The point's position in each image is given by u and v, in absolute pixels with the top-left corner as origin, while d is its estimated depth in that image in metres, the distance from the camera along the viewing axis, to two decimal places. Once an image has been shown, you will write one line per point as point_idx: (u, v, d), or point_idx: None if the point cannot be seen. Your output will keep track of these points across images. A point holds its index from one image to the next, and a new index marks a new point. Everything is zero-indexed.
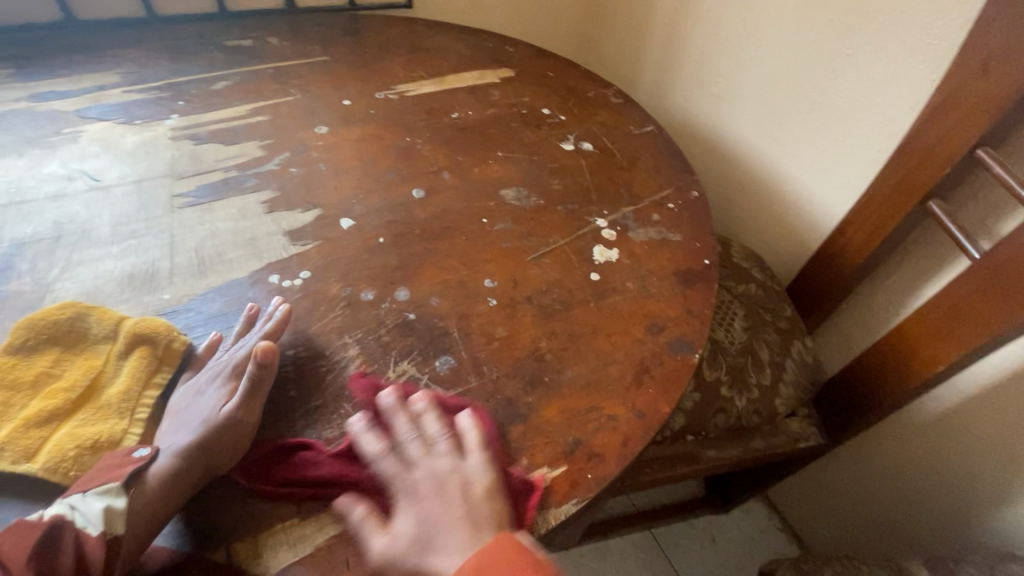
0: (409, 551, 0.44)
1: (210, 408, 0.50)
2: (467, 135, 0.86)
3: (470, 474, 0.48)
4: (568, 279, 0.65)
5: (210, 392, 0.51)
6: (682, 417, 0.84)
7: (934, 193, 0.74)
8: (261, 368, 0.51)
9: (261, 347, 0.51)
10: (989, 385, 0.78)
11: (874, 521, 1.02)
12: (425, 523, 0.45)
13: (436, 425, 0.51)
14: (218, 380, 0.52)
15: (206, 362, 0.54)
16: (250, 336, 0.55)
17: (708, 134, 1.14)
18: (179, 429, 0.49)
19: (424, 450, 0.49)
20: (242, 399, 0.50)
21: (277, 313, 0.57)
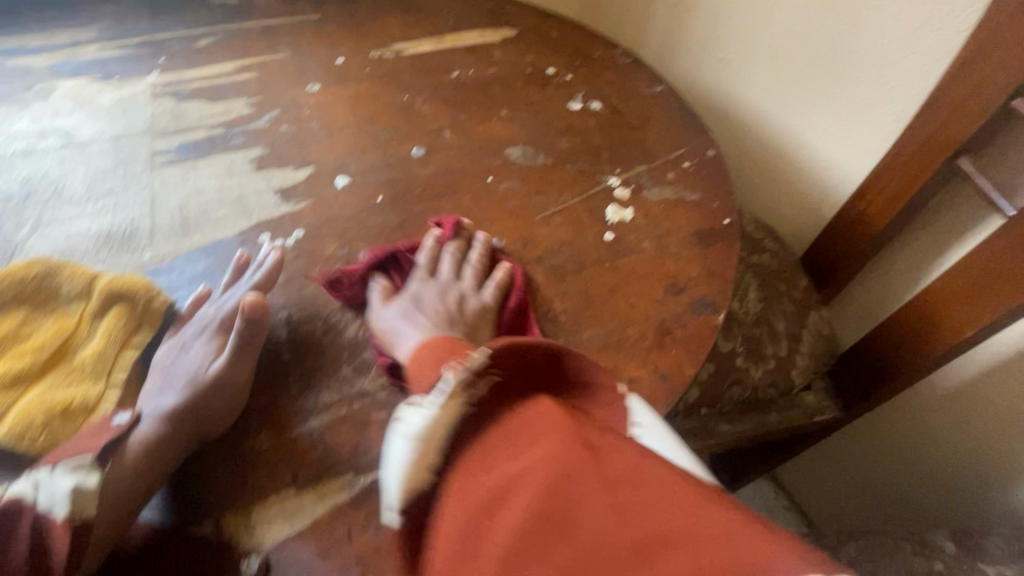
0: (388, 315, 0.52)
1: (198, 366, 0.48)
2: (469, 94, 0.81)
3: (472, 297, 0.55)
4: (580, 238, 0.61)
5: (197, 349, 0.50)
6: (697, 390, 0.80)
7: (964, 149, 0.70)
8: (251, 323, 0.48)
9: (249, 301, 0.48)
10: (1012, 355, 0.75)
11: (889, 498, 1.00)
12: (411, 309, 0.53)
13: (476, 265, 0.58)
14: (203, 336, 0.50)
15: (192, 317, 0.51)
16: (235, 288, 0.52)
17: (716, 100, 1.09)
18: (167, 390, 0.47)
19: (451, 274, 0.57)
20: (229, 359, 0.47)
21: (267, 263, 0.53)
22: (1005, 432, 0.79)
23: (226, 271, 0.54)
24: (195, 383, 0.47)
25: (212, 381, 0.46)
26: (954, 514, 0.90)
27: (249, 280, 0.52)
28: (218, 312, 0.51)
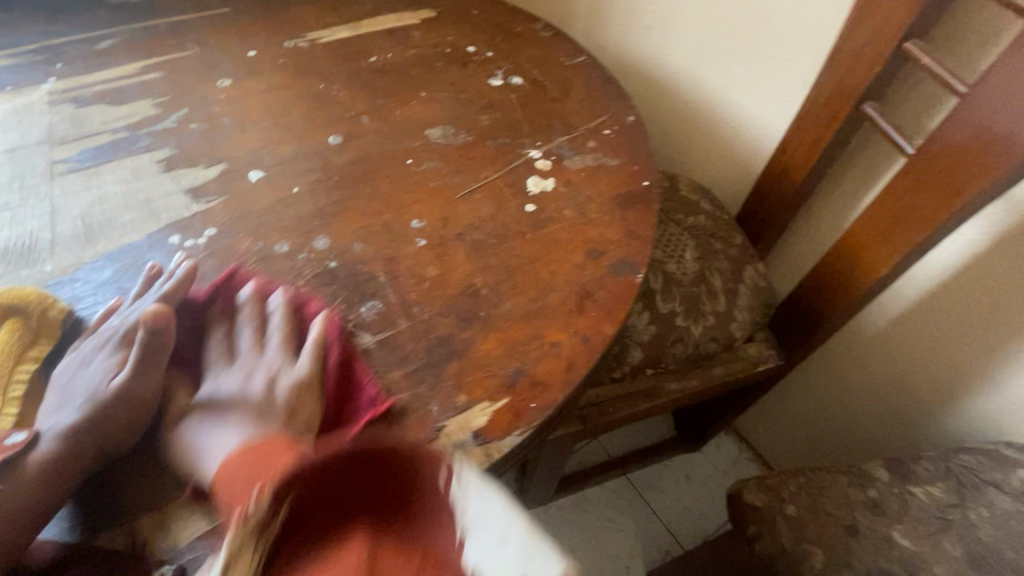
0: (203, 414, 0.45)
1: (100, 378, 0.45)
2: (388, 79, 0.80)
3: (292, 371, 0.47)
4: (501, 212, 0.61)
5: (98, 360, 0.46)
6: (640, 352, 0.82)
7: (868, 95, 0.72)
8: (153, 336, 0.45)
9: (150, 312, 0.45)
10: (928, 289, 0.83)
11: (836, 432, 1.09)
12: (226, 395, 0.46)
13: (283, 319, 0.50)
14: (107, 347, 0.47)
15: (96, 330, 0.48)
16: (146, 296, 0.49)
17: (642, 66, 1.10)
18: (66, 405, 0.44)
19: (263, 340, 0.49)
20: (134, 370, 0.45)
21: (177, 274, 0.51)
22: (931, 352, 0.87)
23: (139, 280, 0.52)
24: (96, 396, 0.44)
25: (118, 391, 0.44)
26: (894, 435, 0.98)
27: (158, 289, 0.50)
28: (125, 320, 0.48)
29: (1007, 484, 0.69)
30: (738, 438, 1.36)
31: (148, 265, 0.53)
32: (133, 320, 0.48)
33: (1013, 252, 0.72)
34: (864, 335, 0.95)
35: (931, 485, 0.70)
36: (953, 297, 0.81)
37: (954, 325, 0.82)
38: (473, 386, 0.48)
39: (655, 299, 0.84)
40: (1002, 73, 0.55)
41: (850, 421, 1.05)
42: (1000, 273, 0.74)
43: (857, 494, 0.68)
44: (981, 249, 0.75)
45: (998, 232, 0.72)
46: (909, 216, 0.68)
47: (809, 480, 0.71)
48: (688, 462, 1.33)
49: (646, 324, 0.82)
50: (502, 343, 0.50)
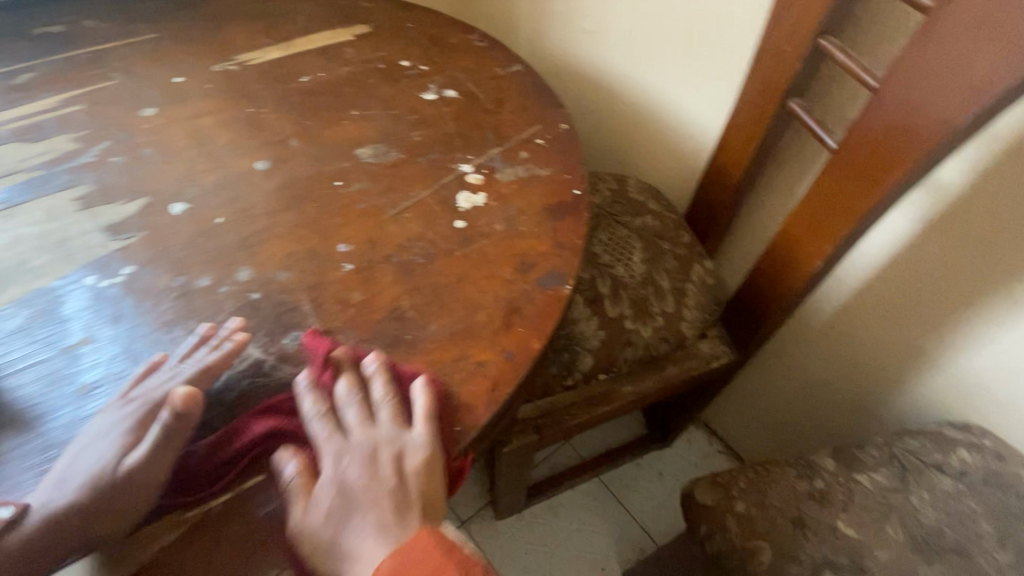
0: (326, 521, 0.41)
1: (103, 461, 0.41)
2: (319, 99, 0.79)
3: (409, 447, 0.45)
4: (431, 230, 0.61)
5: (109, 440, 0.42)
6: (591, 357, 0.82)
7: (793, 92, 0.74)
8: (177, 420, 0.42)
9: (179, 395, 0.42)
10: (869, 277, 0.85)
11: (798, 421, 1.10)
12: (347, 492, 0.42)
13: (383, 390, 0.47)
14: (125, 425, 0.43)
15: (129, 392, 0.45)
16: (190, 362, 0.47)
17: (584, 70, 1.11)
18: (59, 485, 0.40)
19: (362, 417, 0.46)
20: (145, 454, 0.41)
21: (225, 346, 0.48)
22: (873, 337, 0.89)
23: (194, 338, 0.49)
24: (95, 482, 0.40)
25: (123, 478, 0.40)
26: (845, 419, 1.01)
27: (197, 360, 0.47)
28: (156, 392, 0.45)
29: (947, 466, 0.71)
30: (707, 431, 1.38)
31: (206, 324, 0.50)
32: (164, 392, 0.45)
33: (940, 238, 0.74)
34: (812, 322, 0.97)
35: (876, 471, 0.71)
36: (893, 283, 0.83)
37: (898, 310, 0.84)
38: (395, 413, 0.48)
39: (603, 304, 0.85)
40: (905, 70, 0.56)
41: (810, 409, 1.06)
42: (930, 259, 0.77)
43: (804, 486, 0.70)
44: (912, 236, 0.77)
45: (925, 219, 0.75)
46: (835, 209, 0.69)
47: (758, 475, 0.72)
48: (660, 459, 1.34)
49: (595, 330, 0.83)
50: (427, 366, 0.50)
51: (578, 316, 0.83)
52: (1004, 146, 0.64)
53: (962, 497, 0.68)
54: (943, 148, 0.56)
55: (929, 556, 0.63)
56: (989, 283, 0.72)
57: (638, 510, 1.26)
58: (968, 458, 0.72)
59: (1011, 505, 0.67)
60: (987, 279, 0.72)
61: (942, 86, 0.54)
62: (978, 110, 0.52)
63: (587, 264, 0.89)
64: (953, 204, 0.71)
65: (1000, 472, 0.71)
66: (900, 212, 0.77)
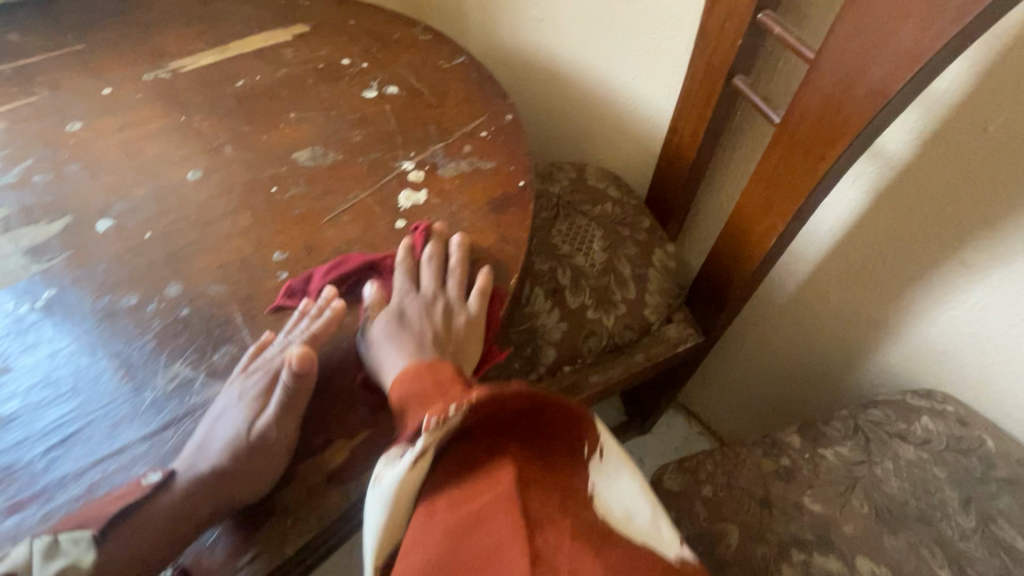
0: (378, 334, 0.51)
1: (237, 426, 0.46)
2: (255, 103, 0.76)
3: (458, 309, 0.55)
4: (370, 232, 0.59)
5: (236, 405, 0.47)
6: (554, 350, 0.81)
7: (736, 69, 0.73)
8: (297, 379, 0.46)
9: (295, 357, 0.46)
10: (828, 250, 0.85)
11: (773, 399, 1.10)
12: (401, 323, 0.52)
13: (456, 260, 0.57)
14: (246, 392, 0.47)
15: (250, 363, 0.49)
16: (296, 334, 0.50)
17: (538, 59, 1.09)
18: (200, 447, 0.45)
19: (434, 278, 0.56)
20: (275, 414, 0.46)
21: (326, 312, 0.51)
22: (833, 309, 0.90)
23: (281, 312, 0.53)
24: (234, 444, 0.45)
25: (257, 438, 0.46)
26: (814, 392, 1.01)
27: (306, 328, 0.51)
28: (272, 359, 0.49)
29: (911, 434, 0.71)
30: (686, 413, 1.38)
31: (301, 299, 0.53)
32: (280, 359, 0.49)
33: (890, 207, 0.74)
34: (776, 297, 0.98)
35: (840, 445, 0.71)
36: (852, 254, 0.82)
37: (859, 281, 0.84)
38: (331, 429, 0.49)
39: (564, 296, 0.83)
40: (837, 41, 0.55)
41: (782, 386, 1.06)
42: (882, 228, 0.77)
43: (770, 465, 0.69)
44: (863, 206, 0.77)
45: (875, 188, 0.75)
46: (783, 186, 0.68)
47: (724, 457, 0.71)
48: (641, 446, 1.34)
49: (557, 322, 0.82)
50: None
51: (539, 309, 0.82)
52: (943, 111, 0.63)
53: (926, 465, 0.68)
54: (880, 117, 0.55)
55: (893, 527, 0.63)
56: (938, 250, 0.72)
57: None
58: (931, 425, 0.72)
59: (973, 470, 0.67)
60: (936, 245, 0.72)
61: (873, 55, 0.53)
62: (910, 77, 0.51)
63: (546, 256, 0.87)
64: (900, 172, 0.71)
65: (963, 437, 0.71)
66: (850, 183, 0.77)
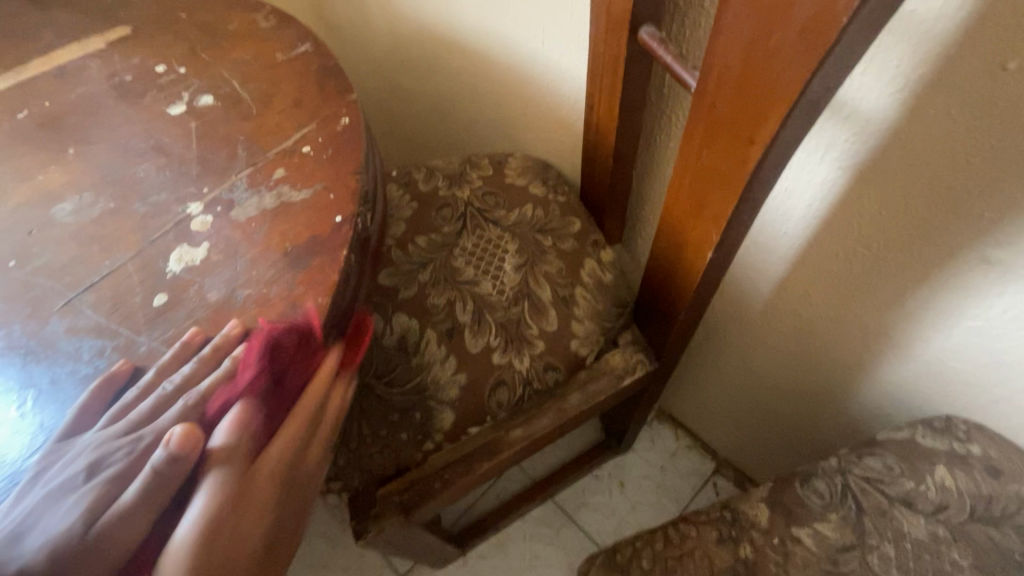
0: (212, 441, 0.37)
1: (71, 522, 0.33)
2: (29, 138, 0.59)
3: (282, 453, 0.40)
4: (117, 317, 0.43)
5: (80, 488, 0.34)
6: (451, 412, 0.65)
7: (640, 19, 0.52)
8: (173, 465, 0.34)
9: (175, 435, 0.34)
10: (801, 247, 0.64)
11: (762, 414, 0.91)
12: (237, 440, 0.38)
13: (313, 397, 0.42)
14: (102, 469, 0.35)
15: (121, 421, 0.37)
16: (176, 379, 0.38)
17: (434, 32, 0.89)
18: (12, 542, 0.32)
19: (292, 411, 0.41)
20: (133, 516, 0.33)
21: (221, 365, 0.39)
22: (814, 316, 0.69)
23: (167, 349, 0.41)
24: (58, 550, 0.32)
25: (88, 550, 0.33)
26: (803, 408, 0.82)
27: (193, 379, 0.38)
28: (147, 430, 0.36)
29: (921, 498, 0.53)
30: (673, 423, 1.19)
31: (190, 329, 0.41)
32: (154, 430, 0.36)
33: (874, 187, 0.53)
34: (744, 300, 0.77)
35: (821, 521, 0.54)
36: (832, 252, 0.61)
37: (844, 285, 0.63)
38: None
39: (462, 338, 0.67)
40: None
41: (768, 401, 0.87)
42: (866, 215, 0.56)
43: (725, 558, 0.54)
44: (838, 187, 0.56)
45: (850, 163, 0.53)
46: (709, 179, 0.48)
47: (666, 547, 0.56)
48: (620, 467, 1.15)
49: (453, 374, 0.66)
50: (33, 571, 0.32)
51: (430, 359, 0.66)
52: (935, 42, 0.42)
53: (941, 547, 0.50)
54: (823, 76, 0.35)
55: None
56: (946, 241, 0.51)
57: (599, 531, 1.09)
58: (950, 480, 0.53)
59: (1012, 550, 0.49)
60: (942, 236, 0.51)
61: None
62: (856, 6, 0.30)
63: (443, 285, 0.69)
64: (884, 138, 0.50)
65: (995, 497, 0.52)
66: (816, 157, 0.55)
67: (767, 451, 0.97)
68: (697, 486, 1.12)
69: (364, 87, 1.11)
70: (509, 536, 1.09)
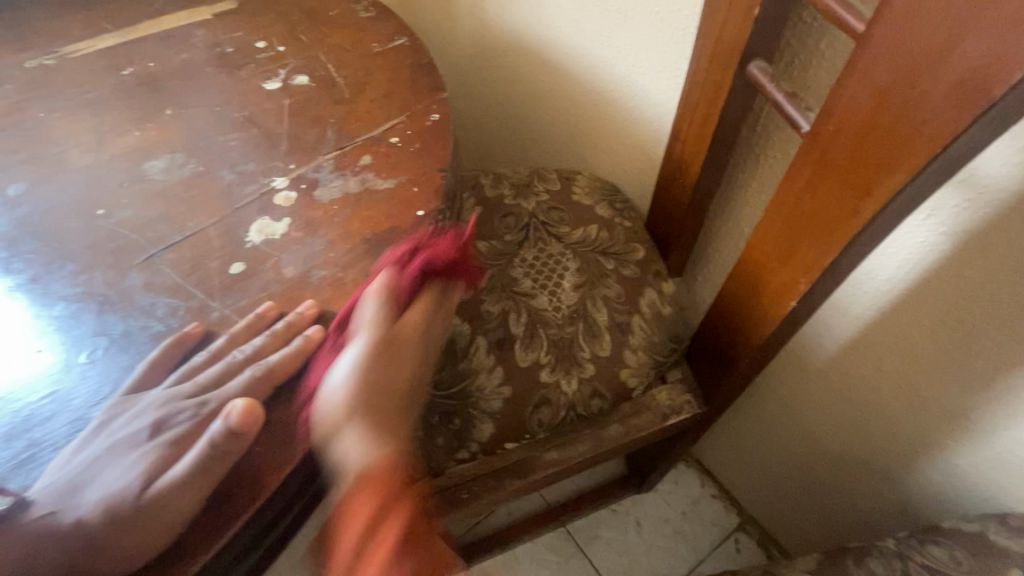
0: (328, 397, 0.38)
1: (130, 479, 0.33)
2: (130, 95, 0.61)
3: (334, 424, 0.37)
4: (194, 280, 0.43)
5: (142, 445, 0.34)
6: (491, 423, 0.64)
7: (752, 53, 0.50)
8: (231, 439, 0.33)
9: (236, 409, 0.33)
10: (882, 309, 0.60)
11: (802, 476, 0.87)
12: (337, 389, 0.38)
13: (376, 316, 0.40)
14: (165, 430, 0.34)
15: (185, 383, 0.36)
16: (243, 352, 0.38)
17: (521, 41, 0.89)
18: (71, 492, 0.32)
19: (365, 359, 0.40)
20: (195, 480, 0.33)
21: (292, 343, 0.39)
22: (883, 387, 0.65)
23: (238, 318, 0.41)
24: (116, 507, 0.32)
25: (151, 506, 0.32)
26: (852, 478, 0.77)
27: (258, 354, 0.38)
28: (213, 395, 0.36)
29: None
30: (700, 469, 1.14)
31: (262, 302, 0.41)
32: (218, 397, 0.36)
33: (979, 260, 0.50)
34: (806, 357, 0.73)
35: None
36: (917, 321, 0.58)
37: (924, 357, 0.59)
38: None
39: (512, 349, 0.65)
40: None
41: (812, 464, 0.83)
42: (965, 289, 0.52)
43: None
44: (937, 255, 0.52)
45: (958, 232, 0.50)
46: (807, 225, 0.45)
47: None
48: (639, 505, 1.11)
49: (498, 386, 0.64)
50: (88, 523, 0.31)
51: (477, 366, 0.64)
52: None
53: None
54: (971, 135, 0.32)
55: None
56: None
57: (609, 569, 1.05)
58: None
59: None
60: None
61: (961, 26, 0.30)
62: None
63: (499, 293, 0.68)
64: (1001, 211, 0.46)
65: None
66: (916, 219, 0.52)
67: (803, 516, 0.92)
68: (718, 539, 1.07)
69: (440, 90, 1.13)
70: (515, 557, 1.06)
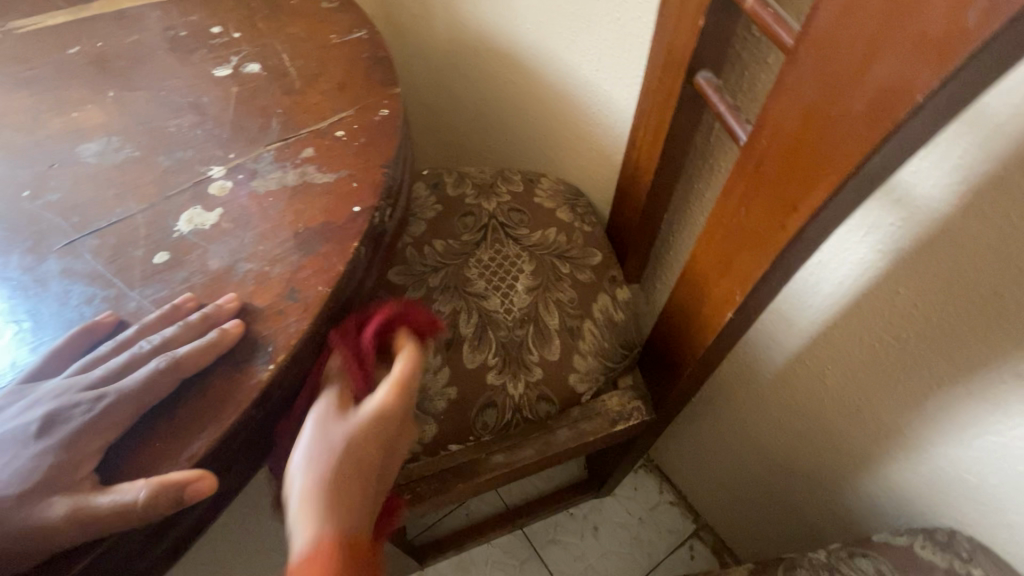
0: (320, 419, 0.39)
1: (15, 478, 0.32)
2: (72, 74, 0.59)
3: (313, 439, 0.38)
4: (115, 268, 0.42)
5: (31, 442, 0.33)
6: (435, 424, 0.63)
7: (700, 63, 0.51)
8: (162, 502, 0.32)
9: (190, 479, 0.32)
10: (827, 322, 0.61)
11: (754, 486, 0.87)
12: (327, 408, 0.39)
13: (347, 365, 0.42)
14: (57, 427, 0.33)
15: (84, 378, 0.35)
16: (150, 346, 0.37)
17: (492, 41, 0.88)
18: None
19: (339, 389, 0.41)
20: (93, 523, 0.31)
21: (205, 336, 0.38)
22: (827, 400, 0.66)
23: (155, 309, 0.39)
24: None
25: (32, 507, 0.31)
26: (797, 488, 0.78)
27: (167, 348, 0.37)
28: (111, 390, 0.34)
29: None
30: (659, 475, 1.14)
31: (181, 295, 0.40)
32: (116, 392, 0.34)
33: (914, 279, 0.50)
34: (756, 368, 0.74)
35: None
36: (859, 335, 0.58)
37: (863, 372, 0.60)
38: None
39: (460, 350, 0.65)
40: (820, 15, 0.32)
41: (763, 474, 0.84)
42: (898, 307, 0.53)
43: None
44: (875, 271, 0.53)
45: (894, 249, 0.50)
46: (744, 238, 0.45)
47: None
48: (597, 509, 1.11)
49: (443, 386, 0.64)
50: None
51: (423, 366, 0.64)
52: (1005, 141, 0.39)
53: None
54: (885, 154, 0.32)
55: None
56: (979, 348, 0.48)
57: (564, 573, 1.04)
58: None
59: None
60: (975, 340, 0.48)
61: (875, 45, 0.30)
62: (934, 87, 0.28)
63: (451, 293, 0.68)
64: (933, 231, 0.46)
65: None
66: (858, 235, 0.53)
67: (755, 526, 0.93)
68: (673, 545, 1.07)
69: (414, 86, 1.12)
70: (471, 558, 1.05)
